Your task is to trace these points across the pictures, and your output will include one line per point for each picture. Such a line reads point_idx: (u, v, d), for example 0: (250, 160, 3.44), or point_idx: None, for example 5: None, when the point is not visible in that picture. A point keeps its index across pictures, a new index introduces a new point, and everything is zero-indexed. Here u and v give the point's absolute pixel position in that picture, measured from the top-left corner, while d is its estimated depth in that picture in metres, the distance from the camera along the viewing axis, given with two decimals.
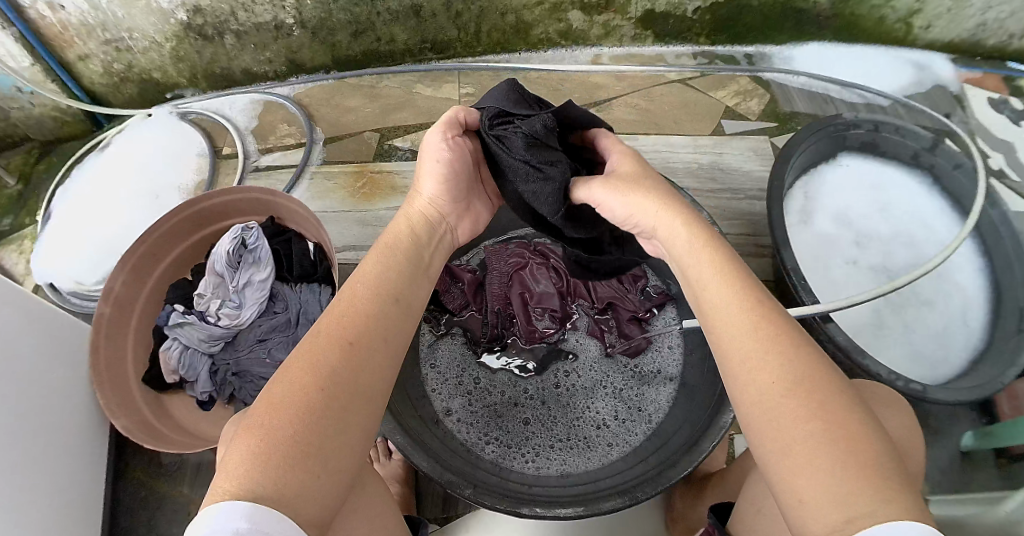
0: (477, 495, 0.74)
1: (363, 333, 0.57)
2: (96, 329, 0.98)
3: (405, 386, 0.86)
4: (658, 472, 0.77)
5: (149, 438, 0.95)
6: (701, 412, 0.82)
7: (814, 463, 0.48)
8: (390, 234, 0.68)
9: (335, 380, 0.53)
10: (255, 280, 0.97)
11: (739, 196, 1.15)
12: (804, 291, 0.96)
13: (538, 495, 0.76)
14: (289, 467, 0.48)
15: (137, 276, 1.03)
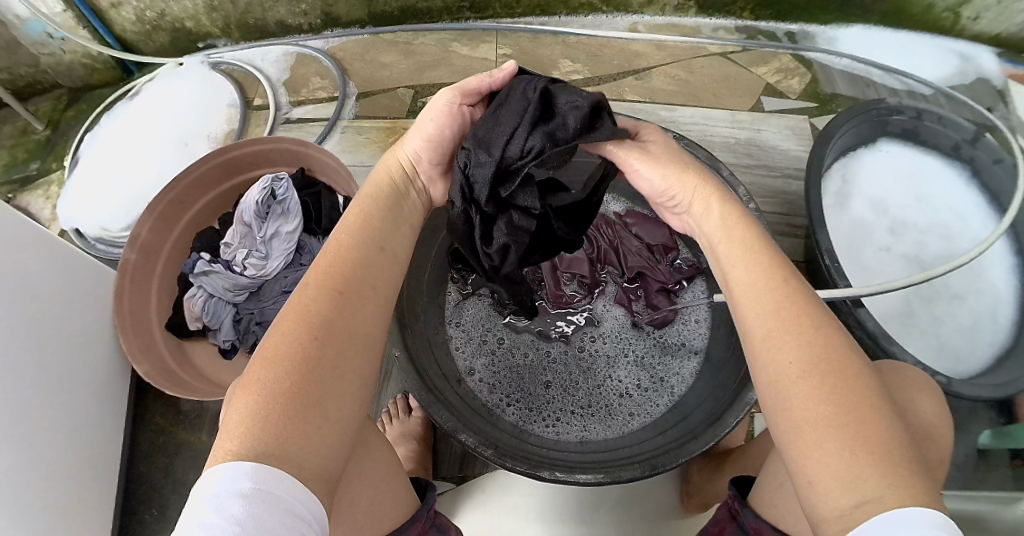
0: (499, 456, 0.74)
1: (357, 285, 0.56)
2: (121, 274, 0.99)
3: (429, 345, 0.86)
4: (680, 445, 0.75)
5: (169, 384, 0.96)
6: (726, 388, 0.81)
7: (833, 449, 0.46)
8: (367, 185, 0.67)
9: (325, 332, 0.52)
10: (282, 233, 0.97)
11: (775, 173, 1.13)
12: (839, 275, 0.95)
13: (559, 460, 0.76)
14: (291, 419, 0.48)
15: (164, 223, 1.04)
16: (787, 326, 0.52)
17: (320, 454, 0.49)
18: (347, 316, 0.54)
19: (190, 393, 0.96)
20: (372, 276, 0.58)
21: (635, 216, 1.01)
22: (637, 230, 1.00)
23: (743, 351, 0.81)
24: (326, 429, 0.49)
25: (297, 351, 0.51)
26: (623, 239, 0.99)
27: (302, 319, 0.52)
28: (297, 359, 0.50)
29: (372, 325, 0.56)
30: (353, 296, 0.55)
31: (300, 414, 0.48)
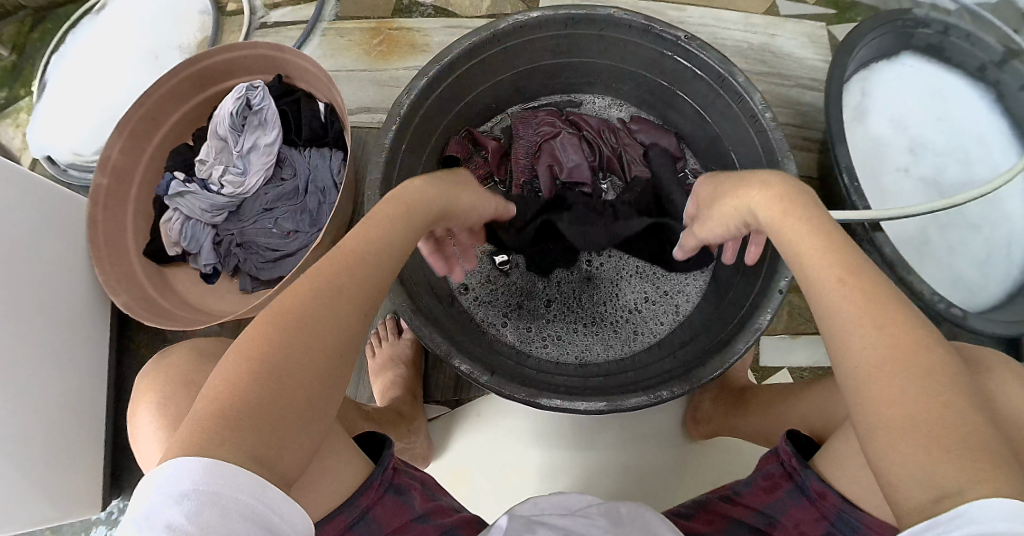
0: (496, 382, 0.67)
1: (326, 281, 0.49)
2: (92, 201, 0.91)
3: (421, 261, 0.80)
4: (687, 369, 0.70)
5: (150, 314, 0.90)
6: (735, 308, 0.75)
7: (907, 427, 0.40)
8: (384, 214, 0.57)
9: (293, 324, 0.45)
10: (260, 146, 0.90)
11: (790, 82, 1.06)
12: (857, 194, 0.85)
13: (559, 386, 0.71)
14: (247, 408, 0.41)
15: (135, 143, 0.96)
16: (863, 303, 0.46)
17: (295, 443, 0.43)
18: (325, 324, 0.47)
19: (170, 323, 0.89)
20: (349, 272, 0.50)
21: (642, 123, 0.94)
22: (642, 135, 0.94)
23: (754, 269, 0.75)
24: (300, 408, 0.44)
25: (262, 341, 0.44)
26: (628, 146, 0.93)
27: (271, 322, 0.45)
28: (263, 351, 0.44)
29: (351, 316, 0.49)
30: (328, 292, 0.48)
31: (255, 396, 0.42)
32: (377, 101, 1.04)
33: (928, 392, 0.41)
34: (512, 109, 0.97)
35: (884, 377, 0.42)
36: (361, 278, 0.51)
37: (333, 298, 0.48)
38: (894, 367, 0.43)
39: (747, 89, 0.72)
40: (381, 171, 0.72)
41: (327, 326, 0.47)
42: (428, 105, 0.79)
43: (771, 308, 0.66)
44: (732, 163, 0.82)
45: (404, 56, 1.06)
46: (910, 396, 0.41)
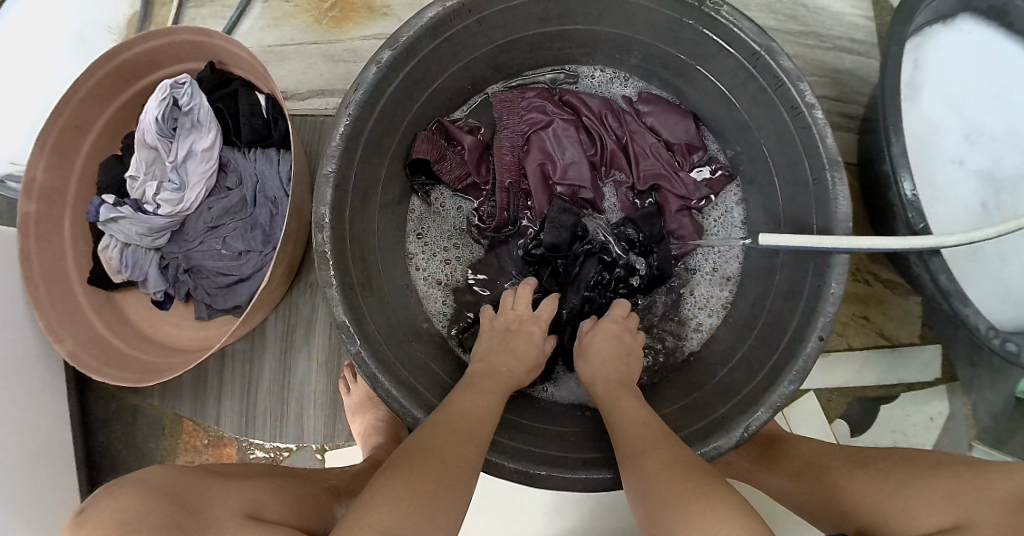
0: (482, 457, 0.58)
1: (467, 416, 0.55)
2: (23, 231, 0.79)
3: (386, 301, 0.69)
4: (705, 428, 0.61)
5: (99, 363, 0.79)
6: (765, 351, 0.65)
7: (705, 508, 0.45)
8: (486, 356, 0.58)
9: (455, 439, 0.52)
10: (198, 152, 0.79)
11: (826, 44, 0.89)
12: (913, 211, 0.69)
13: (554, 449, 0.61)
14: (410, 519, 0.46)
15: (61, 157, 0.82)
16: (659, 440, 0.53)
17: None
18: (476, 457, 0.52)
19: (122, 374, 0.79)
20: (477, 412, 0.56)
21: (653, 102, 0.80)
22: (652, 121, 0.80)
23: (784, 301, 0.66)
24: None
25: (413, 448, 0.51)
26: (635, 135, 0.79)
27: (423, 437, 0.52)
28: (428, 475, 0.49)
29: (479, 461, 0.53)
30: (468, 411, 0.56)
31: (423, 523, 0.46)
32: (331, 81, 0.87)
33: (716, 500, 0.46)
34: (494, 88, 0.81)
35: (677, 484, 0.48)
36: (488, 429, 0.55)
37: (467, 444, 0.53)
38: (692, 489, 0.47)
39: (790, 74, 0.59)
40: (332, 186, 0.61)
41: (463, 478, 0.50)
42: (386, 100, 0.65)
43: (804, 362, 0.58)
44: (762, 158, 0.71)
45: (361, 22, 0.89)
46: (705, 508, 0.45)
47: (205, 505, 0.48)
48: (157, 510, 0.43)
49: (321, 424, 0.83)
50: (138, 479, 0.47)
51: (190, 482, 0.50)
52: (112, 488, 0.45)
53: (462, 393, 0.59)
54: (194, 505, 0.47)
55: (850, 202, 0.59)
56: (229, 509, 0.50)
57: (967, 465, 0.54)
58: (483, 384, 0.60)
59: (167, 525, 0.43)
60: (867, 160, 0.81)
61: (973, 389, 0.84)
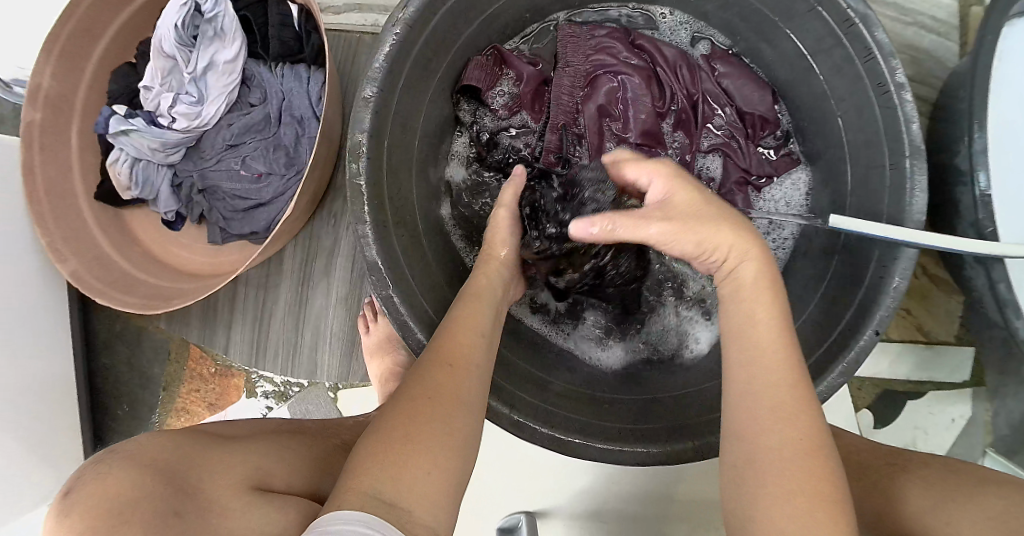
0: (517, 420, 0.56)
1: (449, 342, 0.50)
2: (28, 139, 0.74)
3: (419, 244, 0.65)
4: None
5: (104, 287, 0.75)
6: (817, 341, 0.63)
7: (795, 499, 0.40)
8: (458, 311, 0.54)
9: (434, 370, 0.47)
10: (219, 63, 0.74)
11: (907, 18, 0.82)
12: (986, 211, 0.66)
13: (587, 417, 0.60)
14: (389, 455, 0.41)
15: (72, 62, 0.77)
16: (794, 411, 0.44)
17: (426, 510, 0.40)
18: (459, 380, 0.47)
19: (127, 298, 0.75)
20: (460, 337, 0.51)
21: (729, 63, 0.75)
22: (726, 82, 0.75)
23: (843, 285, 0.64)
24: (421, 474, 0.41)
25: (404, 384, 0.47)
26: (707, 92, 0.75)
27: (416, 370, 0.48)
28: (410, 411, 0.44)
29: (468, 386, 0.47)
30: (449, 333, 0.51)
31: (405, 452, 0.42)
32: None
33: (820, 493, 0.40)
34: (560, 19, 0.77)
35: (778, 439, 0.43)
36: (473, 349, 0.50)
37: (443, 368, 0.47)
38: (786, 458, 0.42)
39: (884, 47, 0.57)
40: (371, 112, 0.56)
41: (448, 405, 0.45)
42: (437, 22, 0.60)
43: (850, 357, 0.57)
44: (835, 132, 0.68)
45: None
46: (794, 491, 0.40)
47: (203, 483, 0.45)
48: (150, 492, 0.41)
49: (337, 359, 0.81)
50: (148, 439, 0.44)
51: (192, 443, 0.49)
52: (106, 466, 0.42)
53: (452, 313, 0.54)
54: (193, 485, 0.44)
55: (926, 195, 0.57)
56: (233, 483, 0.47)
57: (1010, 480, 0.52)
58: (470, 305, 0.55)
59: (162, 514, 0.40)
60: (937, 147, 0.77)
61: (998, 395, 0.83)
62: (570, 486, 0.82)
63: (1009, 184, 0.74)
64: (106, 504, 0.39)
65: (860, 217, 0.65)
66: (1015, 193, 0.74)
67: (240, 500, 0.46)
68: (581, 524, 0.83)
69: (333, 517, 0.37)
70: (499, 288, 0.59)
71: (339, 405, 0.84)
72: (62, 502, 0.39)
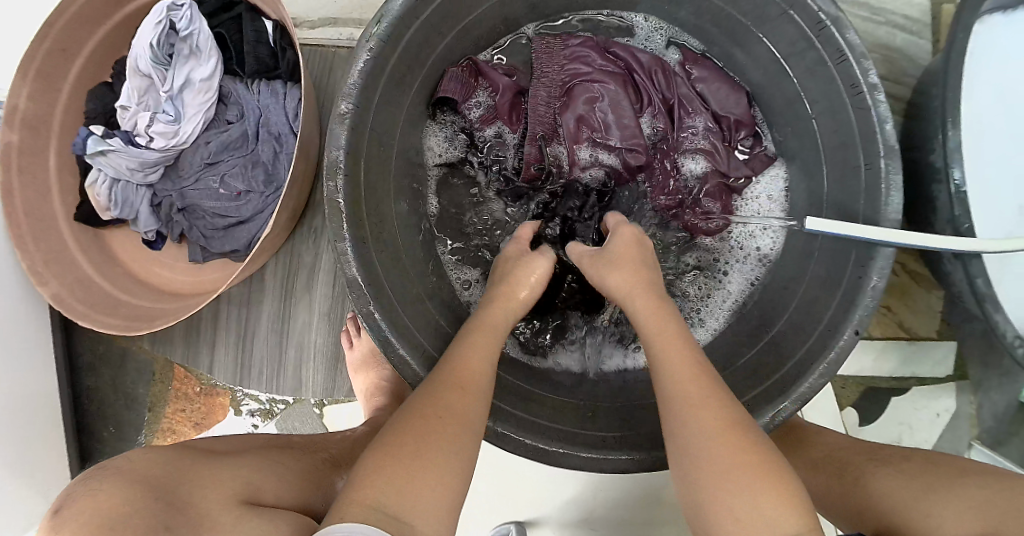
0: (502, 431, 0.57)
1: (463, 366, 0.51)
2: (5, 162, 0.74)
3: (400, 257, 0.65)
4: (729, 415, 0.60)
5: (85, 309, 0.75)
6: (798, 342, 0.64)
7: (750, 486, 0.43)
8: (477, 335, 0.55)
9: (446, 391, 0.48)
10: (196, 81, 0.74)
11: (879, 19, 0.83)
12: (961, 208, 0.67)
13: (571, 426, 0.60)
14: (399, 475, 0.42)
15: (47, 84, 0.77)
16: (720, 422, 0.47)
17: (432, 529, 0.41)
18: (470, 405, 0.48)
19: (110, 320, 0.75)
20: (473, 359, 0.52)
21: (705, 67, 0.76)
22: (703, 86, 0.76)
23: (823, 285, 0.65)
24: (431, 494, 0.42)
25: (413, 404, 0.48)
26: (684, 96, 0.75)
27: (427, 388, 0.49)
28: (422, 430, 0.45)
29: (478, 412, 0.48)
30: (463, 357, 0.52)
31: (415, 470, 0.42)
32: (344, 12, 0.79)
33: (759, 468, 0.44)
34: (535, 28, 0.77)
35: (714, 433, 0.46)
36: (486, 377, 0.51)
37: (455, 390, 0.48)
38: (732, 447, 0.45)
39: (855, 50, 0.57)
40: (347, 128, 0.56)
41: (460, 428, 0.46)
42: (411, 36, 0.61)
43: (832, 357, 0.57)
44: (811, 133, 0.69)
45: None
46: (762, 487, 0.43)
47: (195, 497, 0.45)
48: (141, 506, 0.41)
49: (322, 374, 0.80)
50: (128, 470, 0.44)
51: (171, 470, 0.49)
52: (98, 482, 0.42)
53: (460, 339, 0.54)
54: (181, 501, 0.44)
55: (901, 195, 0.57)
56: (225, 497, 0.47)
57: (991, 473, 0.53)
58: (485, 328, 0.56)
59: (153, 528, 0.41)
60: (911, 145, 0.78)
61: (981, 388, 0.83)
62: (558, 496, 0.82)
63: (985, 180, 0.75)
64: (98, 517, 0.39)
65: (839, 217, 0.65)
66: (991, 190, 0.74)
67: (231, 514, 0.46)
68: (572, 531, 0.83)
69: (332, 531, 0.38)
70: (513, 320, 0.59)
71: (325, 420, 0.84)
72: (53, 519, 0.40)
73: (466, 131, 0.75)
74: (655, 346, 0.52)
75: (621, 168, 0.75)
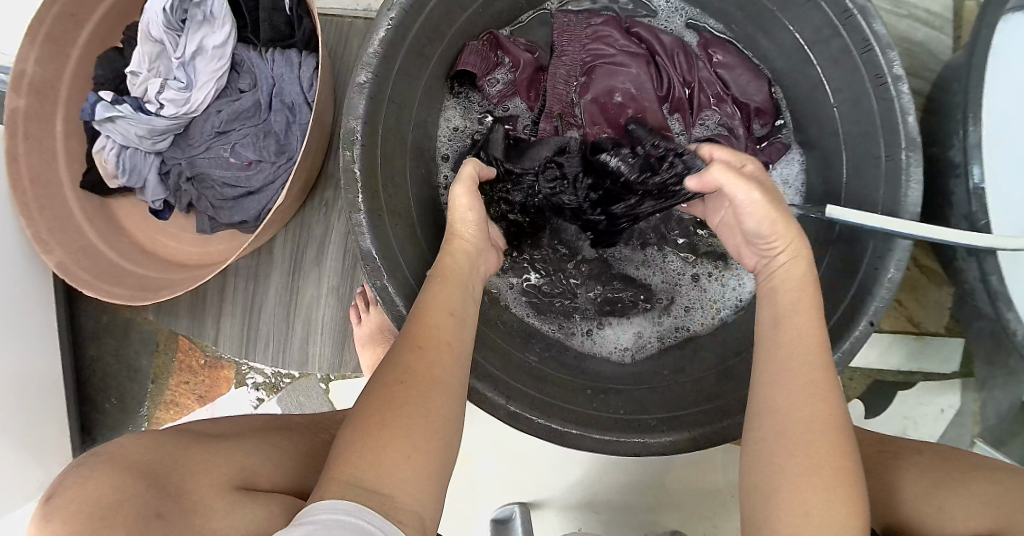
0: (513, 410, 0.56)
1: (421, 324, 0.48)
2: (12, 126, 0.72)
3: (414, 233, 0.64)
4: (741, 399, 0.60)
5: (91, 277, 0.73)
6: None
7: (818, 484, 0.43)
8: (431, 284, 0.52)
9: (404, 354, 0.46)
10: (208, 48, 0.73)
11: (902, 12, 0.82)
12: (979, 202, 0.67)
13: (583, 407, 0.60)
14: (369, 443, 0.41)
15: (56, 48, 0.75)
16: (822, 424, 0.45)
17: (412, 496, 0.40)
18: (429, 364, 0.46)
19: (115, 289, 0.73)
20: (430, 314, 0.49)
21: (726, 52, 0.75)
22: (724, 72, 0.75)
23: (838, 275, 0.65)
24: (401, 459, 0.41)
25: (379, 371, 0.46)
26: (704, 81, 0.75)
27: (391, 354, 0.47)
28: (385, 400, 0.44)
29: (443, 368, 0.46)
30: (421, 312, 0.50)
31: (381, 438, 0.42)
32: None
33: (835, 478, 0.43)
34: (556, 6, 0.76)
35: (814, 438, 0.45)
36: (447, 327, 0.49)
37: (413, 351, 0.46)
38: (815, 452, 0.44)
39: (881, 39, 0.57)
40: (366, 98, 0.55)
41: (421, 389, 0.45)
42: (432, 8, 0.59)
43: (844, 347, 0.57)
44: (832, 122, 0.68)
45: None
46: (826, 494, 0.43)
47: (186, 483, 0.45)
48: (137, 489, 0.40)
49: (328, 350, 0.79)
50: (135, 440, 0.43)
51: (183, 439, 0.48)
52: (89, 468, 0.41)
53: (428, 291, 0.52)
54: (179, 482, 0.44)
55: (922, 187, 0.57)
56: (217, 483, 0.46)
57: (1004, 467, 0.53)
58: (446, 274, 0.53)
59: (150, 512, 0.40)
60: (929, 140, 0.77)
61: (986, 386, 0.83)
62: (562, 480, 0.82)
63: (1002, 177, 0.74)
64: (89, 507, 0.38)
65: (856, 208, 0.65)
66: (1007, 187, 0.74)
67: (224, 500, 0.45)
68: (575, 514, 0.83)
69: (324, 504, 0.37)
70: (466, 268, 0.55)
71: (331, 397, 0.84)
72: (43, 508, 0.39)
73: (483, 105, 0.74)
74: (791, 323, 0.50)
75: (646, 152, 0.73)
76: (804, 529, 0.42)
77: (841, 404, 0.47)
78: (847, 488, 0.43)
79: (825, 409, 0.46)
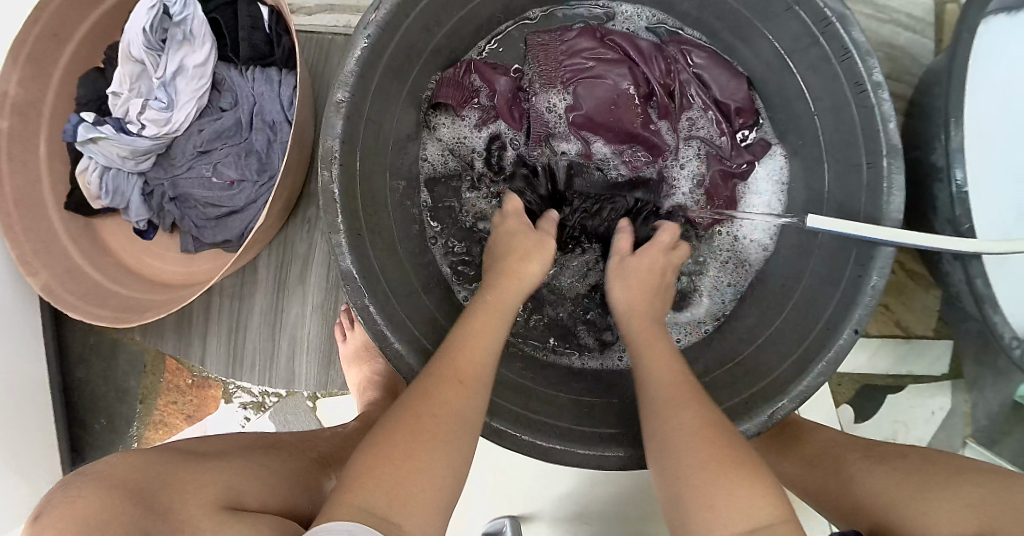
0: (498, 427, 0.56)
1: (460, 356, 0.50)
2: None
3: (393, 247, 0.64)
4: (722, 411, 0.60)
5: (75, 299, 0.73)
6: (799, 340, 0.63)
7: (719, 486, 0.43)
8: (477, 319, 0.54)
9: (444, 385, 0.47)
10: (188, 67, 0.73)
11: (883, 15, 0.82)
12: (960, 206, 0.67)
13: (569, 422, 0.60)
14: (384, 471, 0.41)
15: (38, 70, 0.75)
16: (700, 440, 0.46)
17: (419, 527, 0.40)
18: (467, 398, 0.47)
19: (98, 311, 0.73)
20: (471, 350, 0.51)
21: (706, 53, 0.74)
22: (702, 71, 0.74)
23: (822, 283, 0.64)
24: (418, 490, 0.41)
25: (409, 394, 0.47)
26: (684, 83, 0.74)
27: (424, 380, 0.48)
28: (415, 424, 0.44)
29: (475, 404, 0.48)
30: (460, 343, 0.51)
31: (400, 467, 0.42)
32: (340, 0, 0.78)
33: (740, 470, 0.44)
34: (531, 21, 0.77)
35: (693, 448, 0.46)
36: (484, 367, 0.50)
37: (451, 384, 0.47)
38: (711, 458, 0.45)
39: (859, 47, 0.56)
40: (344, 117, 0.55)
41: (456, 420, 0.46)
42: (409, 26, 0.60)
43: (829, 358, 0.57)
44: (813, 129, 0.68)
45: None
46: (722, 480, 0.43)
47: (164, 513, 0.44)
48: (118, 516, 0.40)
49: (315, 366, 0.80)
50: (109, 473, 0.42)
51: (165, 465, 0.47)
52: (77, 488, 0.41)
53: (461, 327, 0.53)
54: (161, 507, 0.43)
55: (902, 194, 0.57)
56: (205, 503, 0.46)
57: (991, 476, 0.52)
58: (485, 314, 0.55)
59: None
60: (911, 144, 0.77)
61: (975, 387, 0.83)
62: (550, 492, 0.82)
63: (987, 180, 0.74)
64: (71, 531, 0.38)
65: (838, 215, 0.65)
66: (992, 190, 0.74)
67: (213, 518, 0.45)
68: (566, 526, 0.82)
69: (331, 527, 0.37)
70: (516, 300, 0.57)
71: (318, 413, 0.83)
72: (32, 527, 0.39)
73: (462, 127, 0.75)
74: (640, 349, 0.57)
75: (636, 166, 0.74)
76: (747, 529, 0.40)
77: (705, 406, 0.50)
78: (758, 482, 0.43)
79: (689, 417, 0.48)
